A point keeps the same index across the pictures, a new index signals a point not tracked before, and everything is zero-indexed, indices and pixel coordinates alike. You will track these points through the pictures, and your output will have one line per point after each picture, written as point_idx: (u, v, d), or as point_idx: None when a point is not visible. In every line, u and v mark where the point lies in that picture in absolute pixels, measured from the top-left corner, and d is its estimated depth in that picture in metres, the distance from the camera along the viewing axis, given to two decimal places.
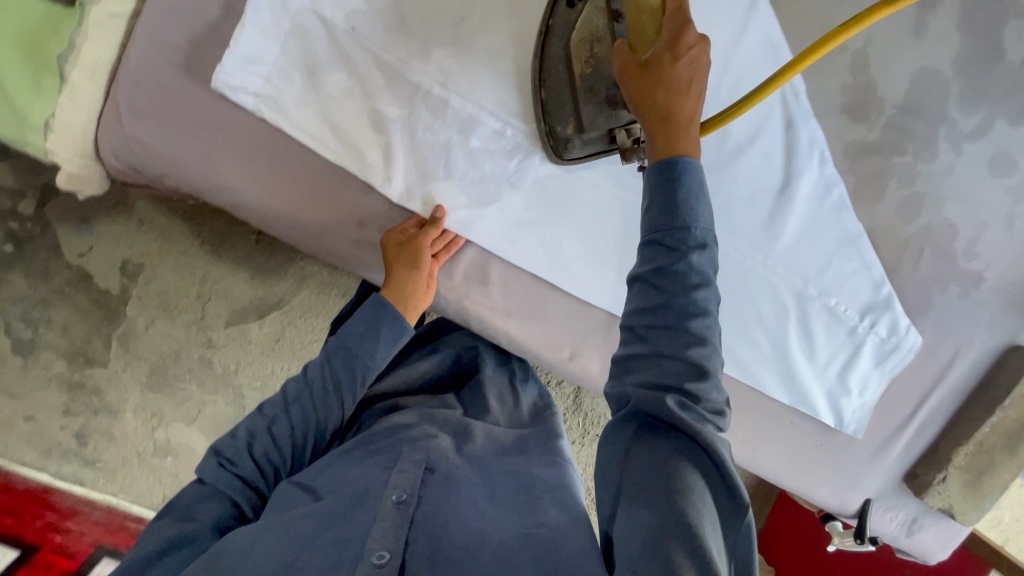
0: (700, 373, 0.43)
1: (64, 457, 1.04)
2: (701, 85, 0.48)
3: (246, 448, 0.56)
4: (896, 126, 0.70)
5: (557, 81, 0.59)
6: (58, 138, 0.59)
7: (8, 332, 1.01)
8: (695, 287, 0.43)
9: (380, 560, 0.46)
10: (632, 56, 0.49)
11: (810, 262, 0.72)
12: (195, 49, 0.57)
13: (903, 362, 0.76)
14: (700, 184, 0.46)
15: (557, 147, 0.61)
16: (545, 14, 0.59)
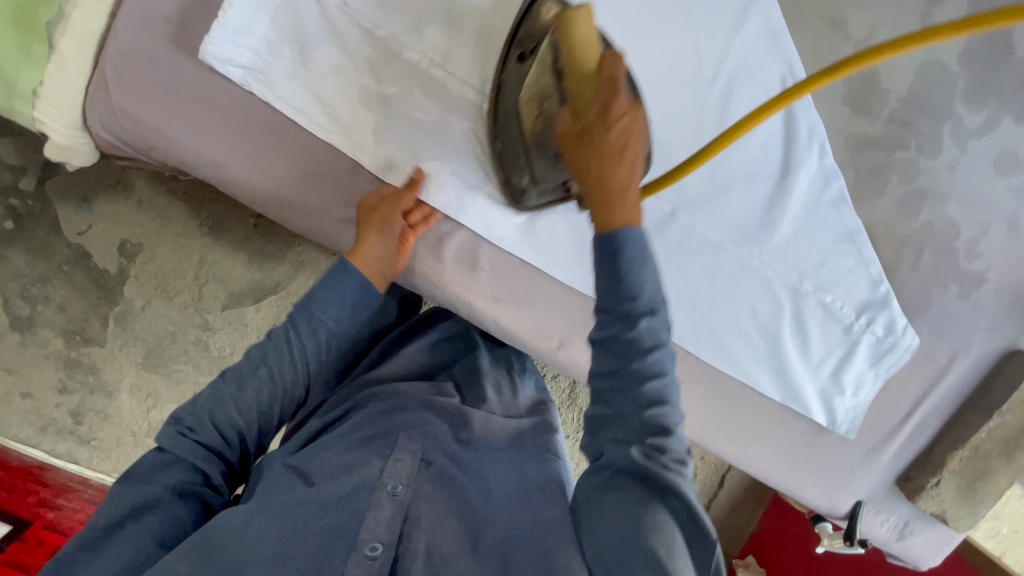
0: (662, 430, 0.45)
1: (59, 435, 1.05)
2: (639, 151, 0.44)
3: (210, 416, 0.55)
4: (899, 120, 0.69)
5: (512, 133, 0.59)
6: (47, 107, 0.58)
7: (7, 308, 1.01)
8: (650, 352, 0.44)
9: (373, 552, 0.47)
10: (568, 123, 0.45)
11: (807, 258, 0.71)
12: (186, 20, 0.57)
13: (899, 363, 0.75)
14: (644, 252, 0.44)
15: (514, 196, 0.62)
16: (498, 69, 0.58)
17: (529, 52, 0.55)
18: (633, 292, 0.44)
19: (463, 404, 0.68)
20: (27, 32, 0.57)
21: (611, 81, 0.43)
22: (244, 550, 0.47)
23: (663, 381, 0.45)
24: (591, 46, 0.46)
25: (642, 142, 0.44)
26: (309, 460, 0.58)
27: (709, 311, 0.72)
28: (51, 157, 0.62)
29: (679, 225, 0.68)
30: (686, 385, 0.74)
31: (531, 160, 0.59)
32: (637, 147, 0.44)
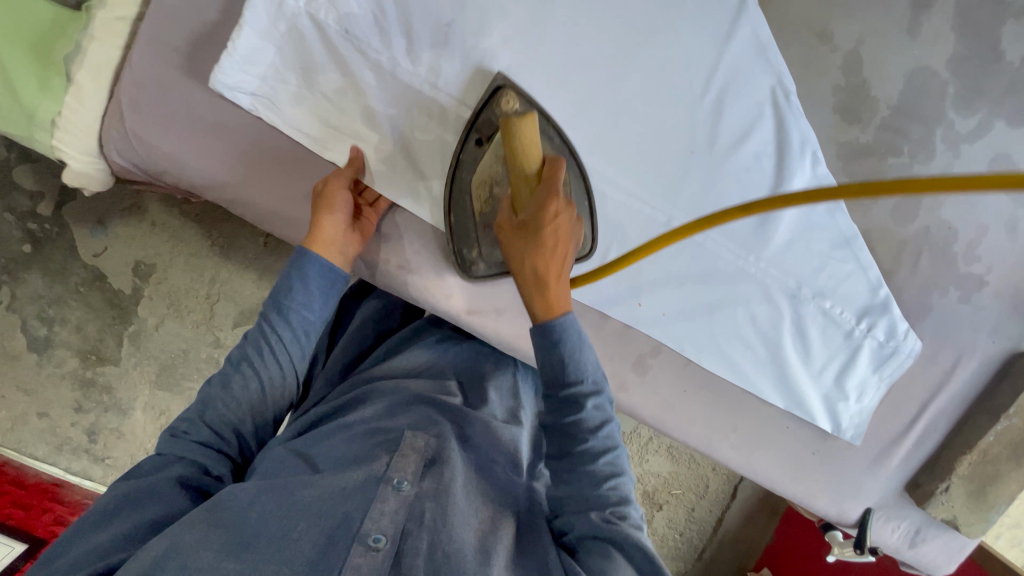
0: (620, 498, 0.54)
1: (75, 454, 1.08)
2: (567, 247, 0.55)
3: (200, 416, 0.57)
4: (891, 127, 0.68)
5: (466, 212, 0.64)
6: (66, 135, 0.60)
7: (24, 329, 1.04)
8: (600, 427, 0.54)
9: (376, 543, 0.49)
10: (510, 219, 0.56)
11: (804, 264, 0.71)
12: (193, 50, 0.59)
13: (902, 367, 0.75)
14: (580, 334, 0.54)
15: (463, 266, 0.67)
16: (455, 149, 0.63)
17: (487, 137, 0.62)
18: (579, 375, 0.53)
19: (465, 406, 0.69)
20: (46, 65, 0.59)
21: (547, 192, 0.54)
22: (247, 526, 0.49)
23: (615, 453, 0.55)
24: (532, 153, 0.55)
25: (568, 240, 0.55)
26: (312, 446, 0.60)
27: (708, 321, 0.72)
28: (70, 183, 0.64)
29: (675, 234, 0.69)
30: (689, 394, 0.74)
31: (483, 237, 0.65)
32: (565, 244, 0.55)
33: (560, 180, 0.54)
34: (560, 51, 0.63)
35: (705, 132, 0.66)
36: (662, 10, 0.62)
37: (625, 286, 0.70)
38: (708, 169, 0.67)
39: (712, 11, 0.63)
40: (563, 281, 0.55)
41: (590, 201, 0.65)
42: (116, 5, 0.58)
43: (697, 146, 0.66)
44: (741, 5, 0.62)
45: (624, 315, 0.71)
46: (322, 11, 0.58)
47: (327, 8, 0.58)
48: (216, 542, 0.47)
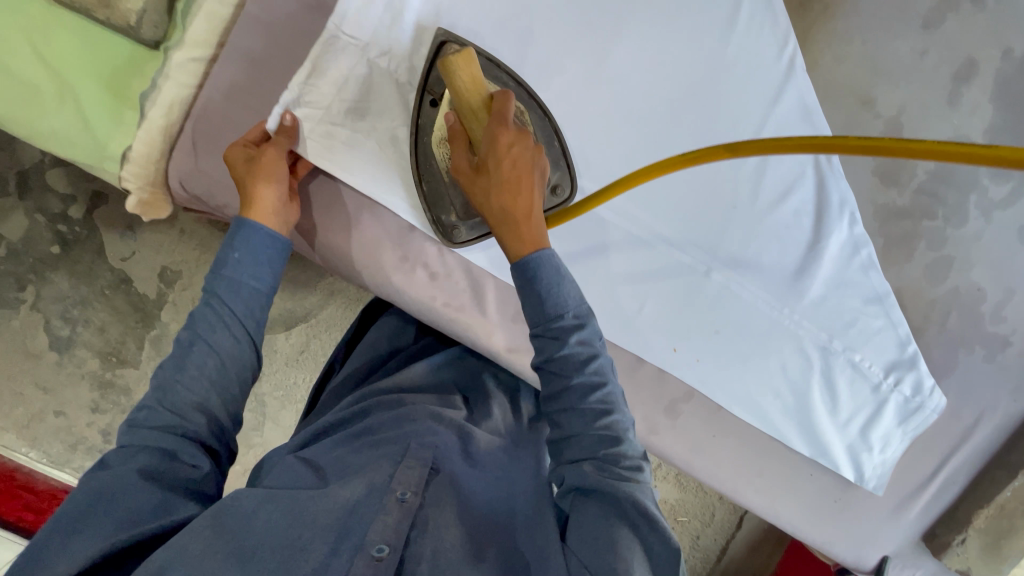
0: (615, 439, 0.51)
1: (89, 453, 1.09)
2: (530, 177, 0.54)
3: (158, 402, 0.52)
4: (927, 191, 0.70)
5: (436, 177, 0.62)
6: (134, 167, 0.62)
7: (47, 328, 1.06)
8: (587, 362, 0.52)
9: (379, 553, 0.48)
10: (469, 162, 0.55)
11: (837, 318, 0.73)
12: (257, 89, 0.60)
13: (926, 423, 0.77)
14: (556, 269, 0.53)
15: (446, 234, 0.64)
16: (413, 115, 0.62)
17: (441, 96, 0.60)
18: (559, 308, 0.52)
19: (467, 421, 0.68)
20: (120, 99, 0.61)
21: (496, 125, 0.54)
22: (249, 534, 0.49)
23: (607, 389, 0.52)
24: (476, 90, 0.56)
25: (529, 169, 0.54)
26: (321, 457, 0.61)
27: (740, 371, 0.74)
28: (131, 212, 0.66)
29: (714, 284, 0.71)
30: (717, 438, 0.76)
31: (456, 199, 0.63)
32: (528, 175, 0.54)
33: (509, 110, 0.54)
34: (611, 105, 0.65)
35: (747, 189, 0.69)
36: (713, 74, 0.65)
37: (660, 330, 0.72)
38: (749, 223, 0.70)
39: (760, 74, 0.65)
40: (536, 220, 0.54)
41: (558, 135, 0.62)
42: (191, 45, 0.59)
43: (739, 201, 0.69)
44: (788, 71, 0.65)
45: (659, 360, 0.73)
46: (392, 64, 0.62)
47: (396, 61, 0.62)
48: (234, 541, 0.48)
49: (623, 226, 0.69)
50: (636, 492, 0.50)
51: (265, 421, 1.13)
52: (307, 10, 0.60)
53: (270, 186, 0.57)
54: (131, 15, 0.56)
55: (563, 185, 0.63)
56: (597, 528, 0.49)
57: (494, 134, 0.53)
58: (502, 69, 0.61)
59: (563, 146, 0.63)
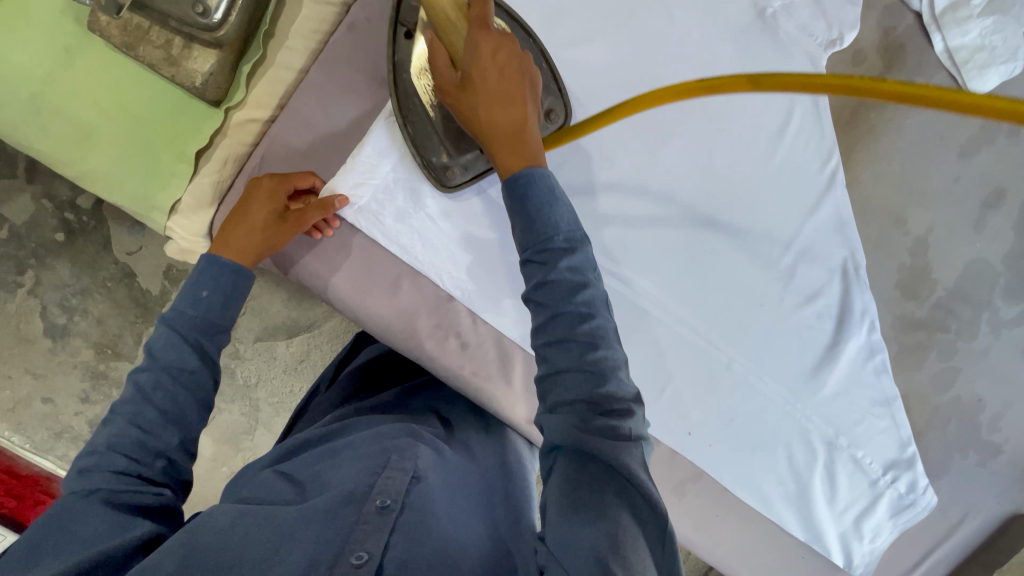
0: (602, 377, 0.45)
1: (73, 443, 1.02)
2: (519, 87, 0.53)
3: (108, 447, 0.47)
4: (945, 306, 0.73)
5: (420, 116, 0.60)
6: (181, 219, 0.61)
7: (43, 315, 1.00)
8: (576, 290, 0.47)
9: (358, 561, 0.43)
10: (452, 79, 0.54)
11: (846, 417, 0.75)
12: (315, 153, 0.61)
13: (917, 519, 0.79)
14: (550, 189, 0.49)
15: (439, 177, 0.62)
16: (388, 52, 0.58)
17: (415, 27, 0.58)
18: (548, 231, 0.48)
19: (444, 437, 0.62)
20: (174, 152, 0.60)
21: (477, 32, 0.52)
22: (218, 551, 0.44)
23: (598, 322, 0.47)
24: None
25: (518, 79, 0.53)
26: (295, 468, 0.56)
27: (748, 457, 0.76)
28: (172, 257, 0.65)
29: (734, 374, 0.73)
30: (719, 519, 0.78)
31: (444, 137, 0.60)
32: (517, 88, 0.53)
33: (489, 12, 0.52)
34: (652, 203, 0.68)
35: (776, 290, 0.71)
36: (753, 176, 0.68)
37: (677, 414, 0.74)
38: (774, 324, 0.72)
39: (799, 182, 0.68)
40: (530, 133, 0.52)
41: (546, 60, 0.61)
42: (252, 107, 0.60)
43: (767, 300, 0.71)
44: (829, 184, 0.68)
45: (675, 443, 0.75)
46: None
47: None
48: (213, 557, 0.43)
49: (658, 314, 0.71)
50: (623, 441, 0.44)
51: (257, 425, 1.04)
52: (377, 83, 0.61)
53: (264, 237, 0.57)
54: (197, 76, 0.57)
55: (556, 112, 0.62)
56: (583, 492, 0.42)
57: (476, 41, 0.51)
58: None
59: (551, 69, 0.62)
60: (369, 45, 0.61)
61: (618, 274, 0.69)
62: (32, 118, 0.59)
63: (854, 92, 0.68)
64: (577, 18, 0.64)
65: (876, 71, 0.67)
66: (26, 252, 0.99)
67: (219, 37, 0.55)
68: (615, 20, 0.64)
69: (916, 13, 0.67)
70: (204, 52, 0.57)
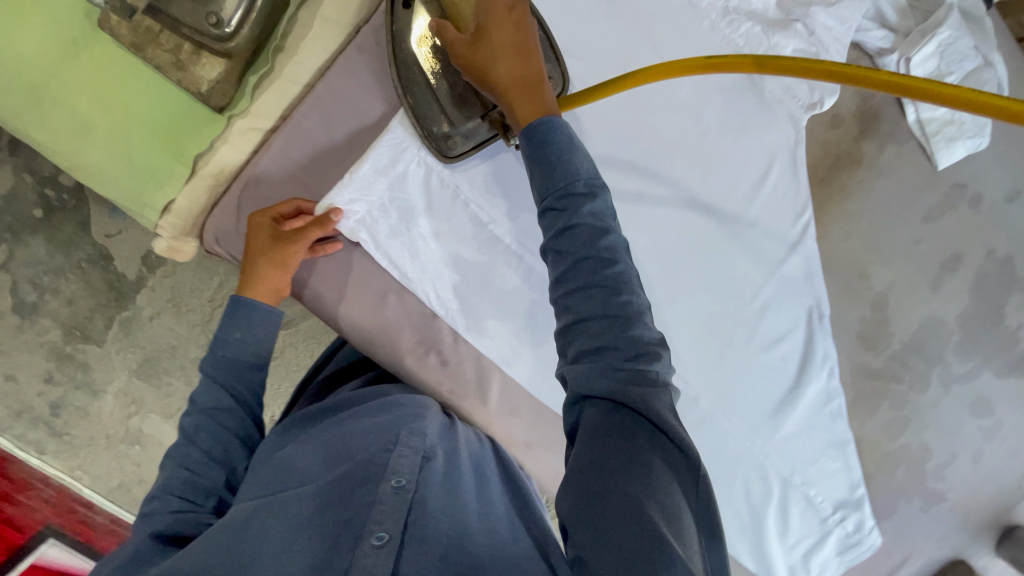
0: (626, 320, 0.45)
1: (32, 423, 0.99)
2: (528, 42, 0.54)
3: (163, 489, 0.52)
4: (899, 359, 0.77)
5: (419, 86, 0.60)
6: (172, 219, 0.62)
7: (12, 291, 0.97)
8: (599, 236, 0.47)
9: (379, 541, 0.45)
10: (461, 37, 0.54)
11: (801, 455, 0.79)
12: (314, 166, 0.63)
13: (861, 557, 0.82)
14: (569, 139, 0.50)
15: (440, 147, 0.62)
16: (387, 22, 0.59)
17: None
18: (569, 176, 0.48)
19: (447, 421, 0.65)
20: (172, 154, 0.61)
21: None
22: (235, 548, 0.46)
23: (619, 269, 0.47)
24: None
25: (527, 35, 0.54)
26: (302, 449, 0.57)
27: None
28: (160, 254, 0.65)
29: (700, 408, 0.76)
30: None
31: (446, 105, 0.60)
32: (526, 43, 0.54)
33: None
34: (637, 239, 0.70)
35: (745, 331, 0.74)
36: (737, 214, 0.71)
37: None
38: (742, 362, 0.75)
39: (773, 232, 0.71)
40: (544, 86, 0.53)
41: (543, 29, 0.61)
42: (254, 116, 0.61)
43: (736, 339, 0.74)
44: (801, 236, 0.71)
45: None
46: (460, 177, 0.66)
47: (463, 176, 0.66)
48: (233, 553, 0.45)
49: None
50: (652, 387, 0.44)
51: None
52: (382, 105, 0.63)
53: (271, 263, 0.58)
54: (203, 82, 0.58)
55: (554, 80, 0.61)
56: (612, 442, 0.42)
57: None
58: None
59: (549, 39, 0.62)
60: (377, 66, 0.62)
61: None
62: (31, 107, 0.59)
63: (830, 152, 0.73)
64: (578, 58, 0.66)
65: (851, 134, 0.73)
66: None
67: (229, 47, 0.57)
68: (614, 63, 0.67)
69: None
70: (213, 60, 0.58)
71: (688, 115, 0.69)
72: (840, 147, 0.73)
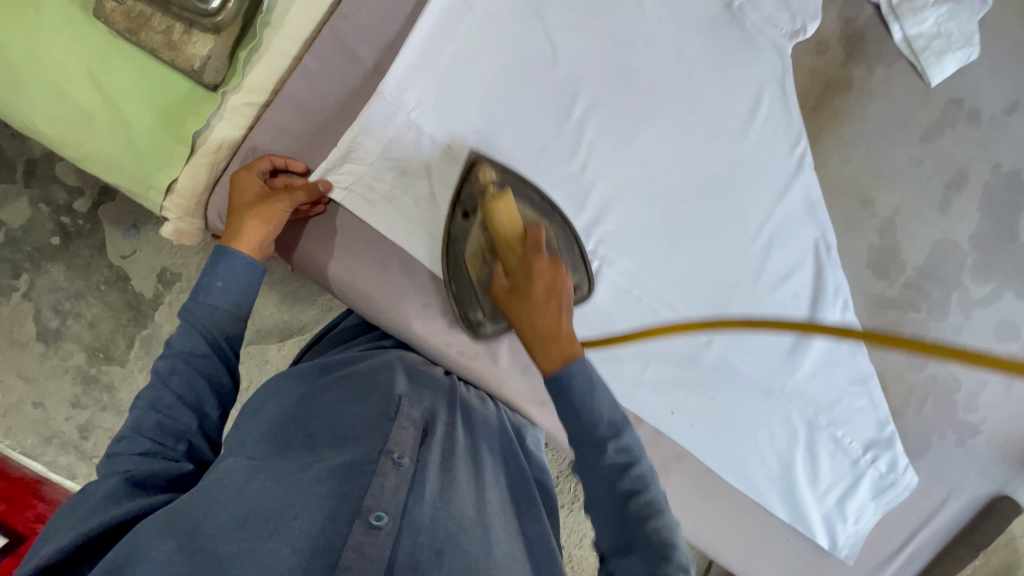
0: (657, 546, 0.45)
1: (63, 448, 1.01)
2: (564, 300, 0.50)
3: (135, 430, 0.51)
4: (914, 286, 0.75)
5: (464, 279, 0.67)
6: (177, 198, 0.64)
7: (36, 318, 1.00)
8: (626, 472, 0.47)
9: (378, 521, 0.45)
10: (502, 284, 0.53)
11: (824, 395, 0.77)
12: (312, 136, 0.65)
13: (899, 499, 0.78)
14: (592, 381, 0.48)
15: (471, 328, 0.68)
16: (445, 226, 0.66)
17: (471, 211, 0.64)
18: (591, 419, 0.47)
19: (446, 393, 0.66)
20: (173, 135, 0.64)
21: (532, 254, 0.52)
22: (232, 505, 0.45)
23: (650, 493, 0.47)
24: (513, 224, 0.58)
25: (566, 293, 0.51)
26: (299, 410, 0.57)
27: (730, 438, 0.77)
28: (166, 237, 0.66)
29: (711, 353, 0.75)
30: (705, 500, 0.78)
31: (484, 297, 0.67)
32: (563, 297, 0.50)
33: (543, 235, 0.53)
34: (634, 181, 0.70)
35: (751, 271, 0.72)
36: (733, 156, 0.71)
37: (659, 393, 0.76)
38: (750, 302, 0.73)
39: (771, 167, 0.71)
40: (570, 336, 0.49)
41: (577, 242, 0.69)
42: (249, 90, 0.64)
43: (743, 280, 0.72)
44: (798, 167, 0.71)
45: (657, 422, 0.76)
46: (450, 138, 0.67)
47: (455, 137, 0.67)
48: (230, 507, 0.45)
49: (625, 285, 0.72)
50: None
51: None
52: (366, 69, 0.66)
53: (256, 217, 0.59)
54: (195, 60, 0.61)
55: (581, 286, 0.70)
56: None
57: (529, 258, 0.52)
58: (529, 187, 0.67)
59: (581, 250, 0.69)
60: (362, 35, 0.66)
61: (599, 255, 0.71)
62: (39, 104, 0.62)
63: (818, 79, 0.72)
64: (557, 6, 0.68)
65: (838, 59, 0.72)
66: (22, 257, 1.00)
67: (217, 22, 0.60)
68: (591, 9, 0.68)
69: (875, 5, 0.72)
70: (203, 37, 0.61)
71: (672, 54, 0.69)
72: (828, 73, 0.72)
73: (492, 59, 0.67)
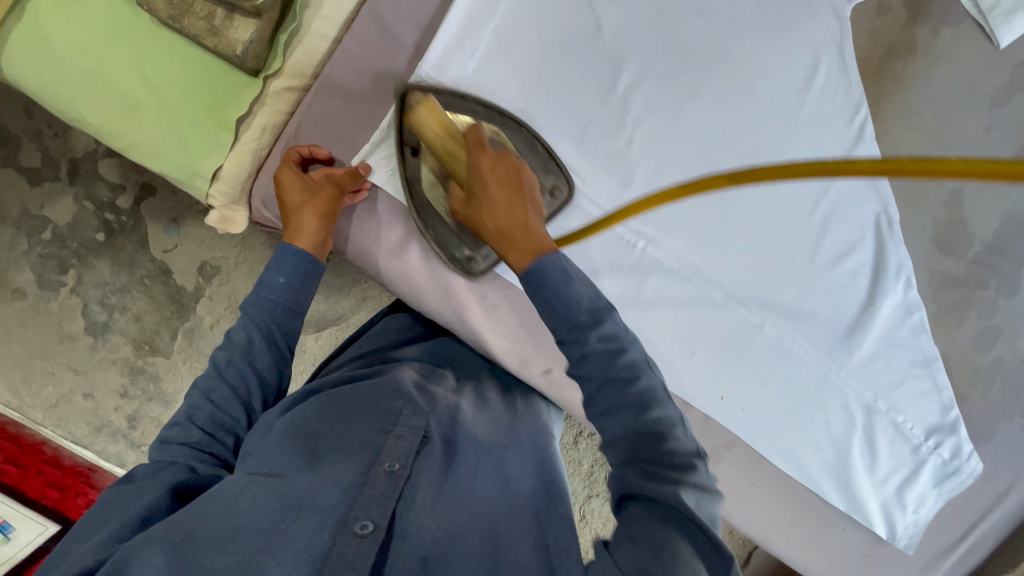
0: (658, 434, 0.41)
1: (112, 437, 1.04)
2: (519, 191, 0.50)
3: (188, 419, 0.52)
4: (983, 262, 0.71)
5: (438, 220, 0.65)
6: (223, 185, 0.65)
7: (84, 312, 1.03)
8: (617, 358, 0.43)
9: (363, 530, 0.42)
10: (460, 199, 0.54)
11: (884, 377, 0.73)
12: (351, 121, 0.65)
13: (961, 487, 0.74)
14: (566, 271, 0.45)
15: (466, 268, 0.67)
16: (401, 172, 0.65)
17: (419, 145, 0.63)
18: (569, 312, 0.44)
19: (456, 396, 0.61)
20: (216, 122, 0.64)
21: (475, 153, 0.53)
22: (227, 516, 0.43)
23: (646, 383, 0.43)
24: (445, 130, 0.57)
25: (516, 182, 0.50)
26: (305, 418, 0.54)
27: (783, 424, 0.74)
28: (211, 225, 0.67)
29: (767, 335, 0.72)
30: (754, 487, 0.76)
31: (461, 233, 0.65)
32: (516, 190, 0.50)
33: (481, 136, 0.53)
34: (681, 158, 0.67)
35: (807, 249, 0.71)
36: (785, 127, 0.67)
37: (707, 378, 0.74)
38: (807, 280, 0.71)
39: (828, 136, 0.67)
40: (533, 225, 0.48)
41: (539, 141, 0.66)
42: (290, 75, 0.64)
43: (799, 258, 0.71)
44: (860, 134, 0.67)
45: (709, 408, 0.74)
46: None
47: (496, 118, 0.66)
48: (221, 520, 0.43)
49: (670, 266, 0.73)
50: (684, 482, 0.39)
51: None
52: (406, 51, 0.65)
53: (314, 214, 0.59)
54: (238, 44, 0.61)
55: (560, 187, 0.67)
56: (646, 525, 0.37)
57: (476, 163, 0.52)
58: (469, 99, 0.64)
59: (549, 150, 0.67)
60: (401, 15, 0.64)
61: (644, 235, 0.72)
62: (88, 98, 0.64)
63: (880, 43, 0.68)
64: None
65: (901, 20, 0.68)
66: (69, 253, 1.02)
67: (258, 5, 0.60)
68: None
69: None
70: (244, 20, 0.61)
71: (722, 20, 0.66)
72: (890, 36, 0.68)
73: (534, 35, 0.66)
